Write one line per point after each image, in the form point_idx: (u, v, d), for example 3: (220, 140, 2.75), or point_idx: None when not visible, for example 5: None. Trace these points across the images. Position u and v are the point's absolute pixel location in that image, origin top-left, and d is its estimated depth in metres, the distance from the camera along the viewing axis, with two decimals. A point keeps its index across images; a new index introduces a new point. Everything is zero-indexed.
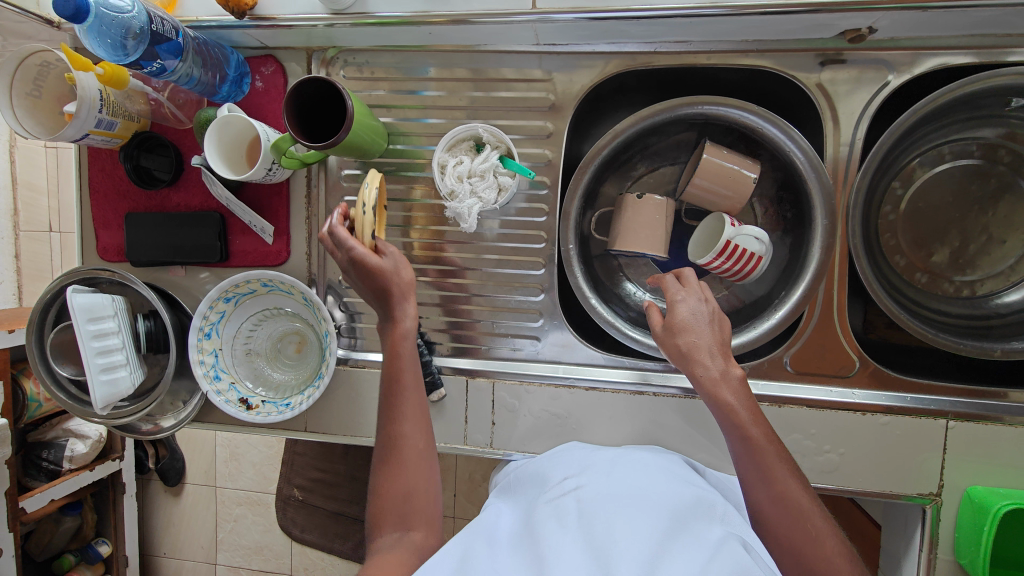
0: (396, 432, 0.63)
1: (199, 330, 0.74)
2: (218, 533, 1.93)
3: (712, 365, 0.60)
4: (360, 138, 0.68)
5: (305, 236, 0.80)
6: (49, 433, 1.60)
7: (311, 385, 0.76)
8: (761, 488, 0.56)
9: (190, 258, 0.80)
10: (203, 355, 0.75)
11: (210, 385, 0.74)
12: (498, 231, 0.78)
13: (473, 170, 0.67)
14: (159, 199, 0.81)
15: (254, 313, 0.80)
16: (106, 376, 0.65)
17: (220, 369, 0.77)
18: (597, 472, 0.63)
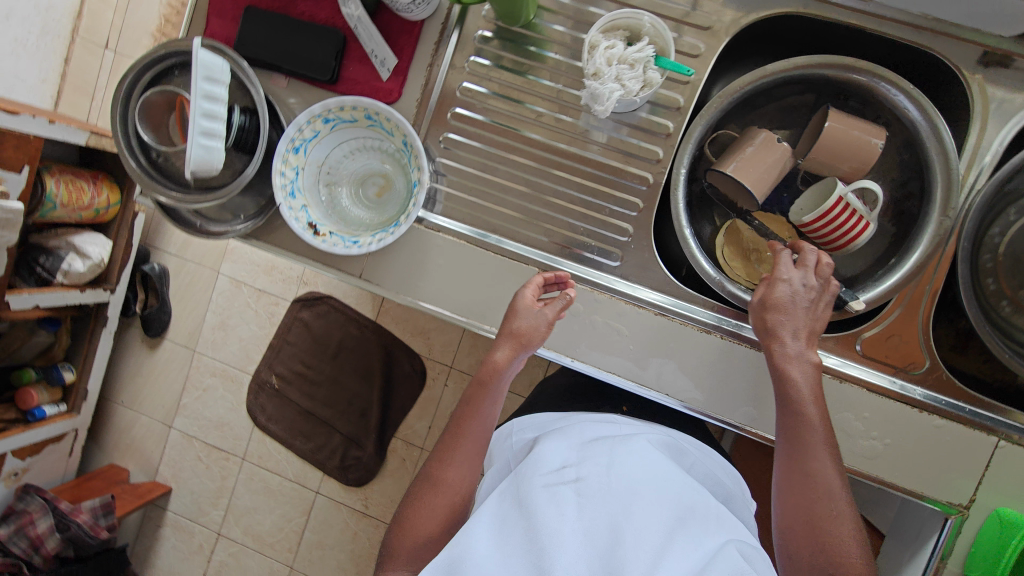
0: (439, 472, 0.74)
1: (291, 141, 0.72)
2: (183, 397, 1.90)
3: (790, 344, 0.67)
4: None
5: (422, 83, 0.77)
6: (51, 240, 1.54)
7: (385, 230, 0.75)
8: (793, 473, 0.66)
9: (299, 69, 0.77)
10: (286, 168, 0.73)
11: (285, 199, 0.72)
12: (611, 135, 0.77)
13: (625, 56, 0.66)
14: (285, 2, 0.78)
15: (347, 144, 0.78)
16: (201, 142, 0.61)
17: (297, 188, 0.75)
18: (593, 464, 0.73)
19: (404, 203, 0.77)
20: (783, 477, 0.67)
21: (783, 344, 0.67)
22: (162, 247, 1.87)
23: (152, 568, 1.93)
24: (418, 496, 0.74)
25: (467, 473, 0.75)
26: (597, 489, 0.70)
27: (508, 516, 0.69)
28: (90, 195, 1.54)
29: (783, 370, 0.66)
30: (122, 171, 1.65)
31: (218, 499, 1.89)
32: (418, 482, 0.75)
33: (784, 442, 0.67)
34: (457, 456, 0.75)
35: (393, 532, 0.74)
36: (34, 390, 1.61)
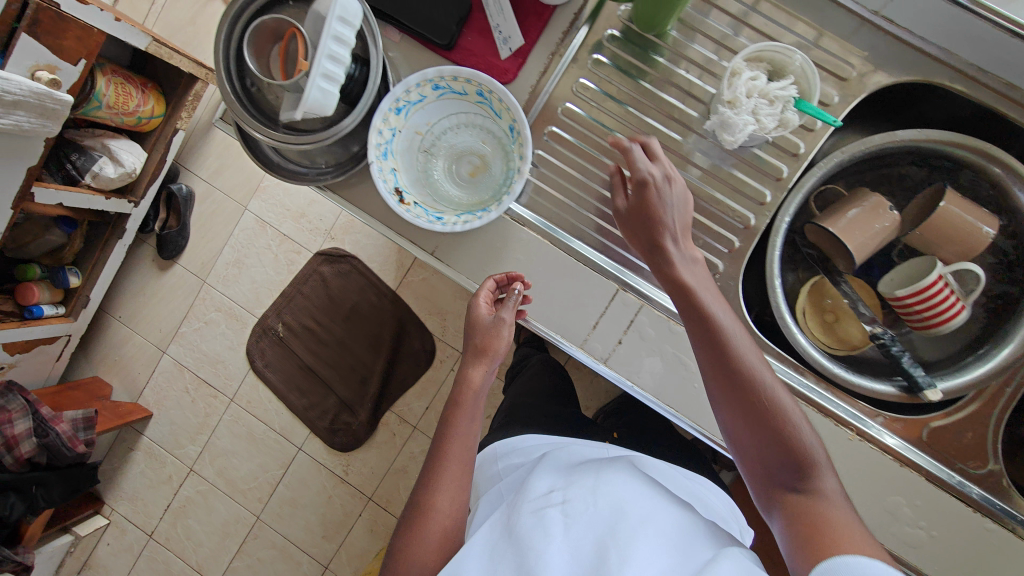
0: (428, 498, 0.74)
1: (395, 101, 0.69)
2: (183, 326, 1.85)
3: (675, 249, 0.70)
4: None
5: (540, 70, 0.74)
6: (86, 140, 1.48)
7: (472, 213, 0.72)
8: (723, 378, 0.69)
9: (416, 26, 0.72)
10: (384, 127, 0.70)
11: (376, 159, 0.70)
12: (715, 164, 0.76)
13: (767, 91, 0.63)
14: None
15: (451, 115, 0.75)
16: (319, 85, 0.58)
17: (389, 149, 0.72)
18: (580, 489, 0.76)
19: (497, 189, 0.74)
20: (718, 395, 0.71)
21: (668, 251, 0.70)
22: (193, 169, 1.81)
23: (115, 489, 1.89)
24: (411, 523, 0.74)
25: (452, 493, 0.75)
26: (584, 512, 0.73)
27: (498, 545, 0.71)
28: (136, 102, 1.49)
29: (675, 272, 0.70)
30: (173, 85, 1.59)
31: (198, 435, 1.85)
32: (410, 510, 0.75)
33: (702, 354, 0.71)
34: (446, 478, 0.75)
35: (388, 559, 0.74)
36: (36, 286, 1.56)
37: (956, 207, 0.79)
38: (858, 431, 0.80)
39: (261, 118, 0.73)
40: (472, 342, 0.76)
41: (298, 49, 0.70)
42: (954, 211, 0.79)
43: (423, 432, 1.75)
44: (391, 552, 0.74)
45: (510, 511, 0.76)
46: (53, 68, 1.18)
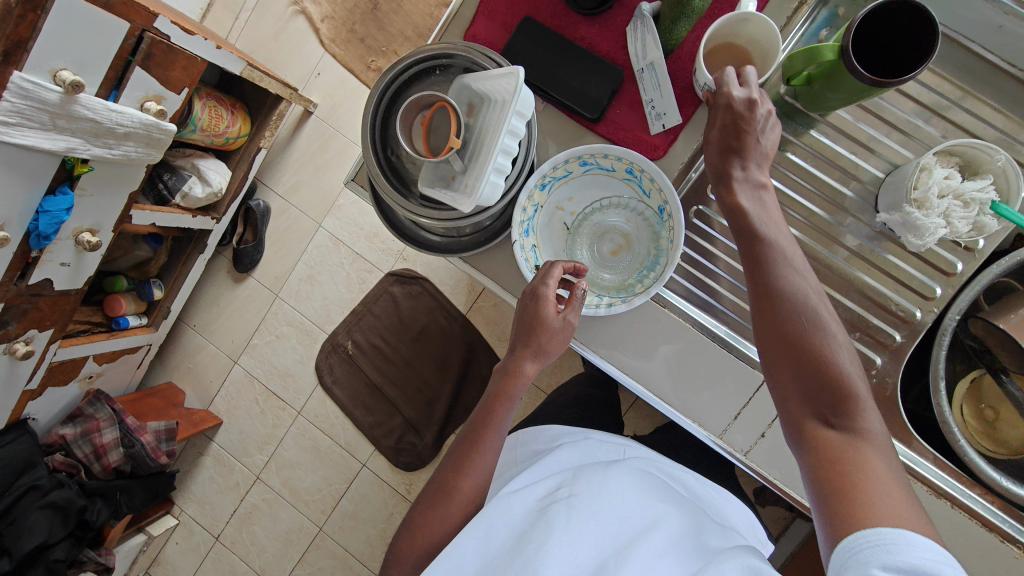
0: (454, 480, 0.77)
1: (541, 180, 0.70)
2: (254, 338, 1.88)
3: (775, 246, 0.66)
4: (851, 91, 0.61)
5: (694, 147, 0.71)
6: (178, 160, 1.51)
7: (615, 295, 0.73)
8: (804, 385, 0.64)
9: (565, 99, 0.70)
10: (529, 205, 0.71)
11: (520, 237, 0.71)
12: (862, 242, 0.77)
13: (963, 195, 0.65)
14: (567, 23, 0.71)
15: (597, 194, 0.77)
16: (493, 183, 0.57)
17: (531, 225, 0.74)
18: (588, 487, 0.77)
19: (641, 268, 0.75)
20: (794, 404, 0.65)
21: (765, 240, 0.66)
22: (270, 185, 1.84)
23: (184, 492, 1.94)
24: (433, 501, 0.77)
25: (477, 476, 0.77)
26: (588, 508, 0.74)
27: (504, 534, 0.73)
28: (227, 123, 1.50)
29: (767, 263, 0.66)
30: (259, 105, 1.61)
31: (265, 445, 1.89)
32: (433, 488, 0.79)
33: (788, 363, 0.66)
34: (474, 459, 0.77)
35: (405, 530, 0.79)
36: (123, 299, 1.61)
37: None
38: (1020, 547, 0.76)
39: (403, 188, 0.72)
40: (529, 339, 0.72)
41: (445, 123, 0.68)
42: None
43: None
44: (408, 522, 0.79)
45: (515, 499, 0.77)
46: (160, 97, 1.19)
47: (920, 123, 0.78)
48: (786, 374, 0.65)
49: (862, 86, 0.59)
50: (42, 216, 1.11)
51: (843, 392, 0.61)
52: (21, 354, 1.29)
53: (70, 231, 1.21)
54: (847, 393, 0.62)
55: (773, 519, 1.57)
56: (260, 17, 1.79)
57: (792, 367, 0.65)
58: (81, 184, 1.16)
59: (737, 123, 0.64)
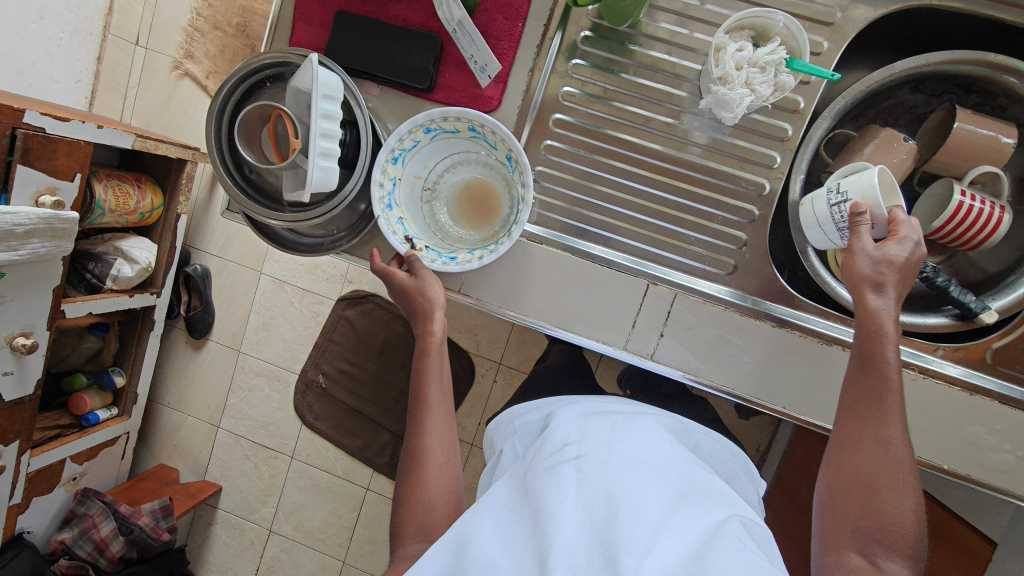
0: (419, 445, 0.86)
1: (390, 152, 0.70)
2: (229, 398, 1.90)
3: (876, 303, 0.74)
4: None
5: (524, 87, 0.76)
6: (99, 247, 1.53)
7: (485, 249, 0.73)
8: (867, 428, 0.72)
9: (395, 77, 0.74)
10: (385, 179, 0.71)
11: (383, 213, 0.71)
12: (712, 136, 0.77)
13: (756, 59, 0.63)
14: (378, 5, 0.74)
15: (451, 153, 0.77)
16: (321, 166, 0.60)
17: (393, 199, 0.74)
18: (596, 446, 0.79)
19: (506, 218, 0.75)
20: (837, 457, 0.74)
21: (873, 302, 0.74)
22: (203, 247, 1.86)
23: (203, 564, 1.95)
24: (406, 473, 0.84)
25: (432, 437, 0.86)
26: (597, 467, 0.75)
27: (514, 507, 0.74)
28: (135, 199, 1.52)
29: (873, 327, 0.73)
30: (165, 173, 1.62)
31: (268, 497, 1.90)
32: (403, 462, 0.86)
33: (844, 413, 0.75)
34: (430, 426, 0.87)
35: (396, 511, 0.83)
36: (86, 395, 1.63)
37: (967, 124, 0.82)
38: (920, 368, 0.82)
39: (267, 202, 0.74)
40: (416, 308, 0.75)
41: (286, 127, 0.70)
42: (964, 127, 0.82)
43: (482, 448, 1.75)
44: (397, 504, 0.83)
45: (528, 470, 0.79)
46: (53, 188, 1.21)
47: None
48: (845, 466, 0.72)
49: None
50: None
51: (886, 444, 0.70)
52: None
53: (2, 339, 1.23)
54: (894, 513, 0.67)
55: (762, 427, 1.60)
56: (147, 89, 1.80)
57: (848, 478, 0.71)
58: None
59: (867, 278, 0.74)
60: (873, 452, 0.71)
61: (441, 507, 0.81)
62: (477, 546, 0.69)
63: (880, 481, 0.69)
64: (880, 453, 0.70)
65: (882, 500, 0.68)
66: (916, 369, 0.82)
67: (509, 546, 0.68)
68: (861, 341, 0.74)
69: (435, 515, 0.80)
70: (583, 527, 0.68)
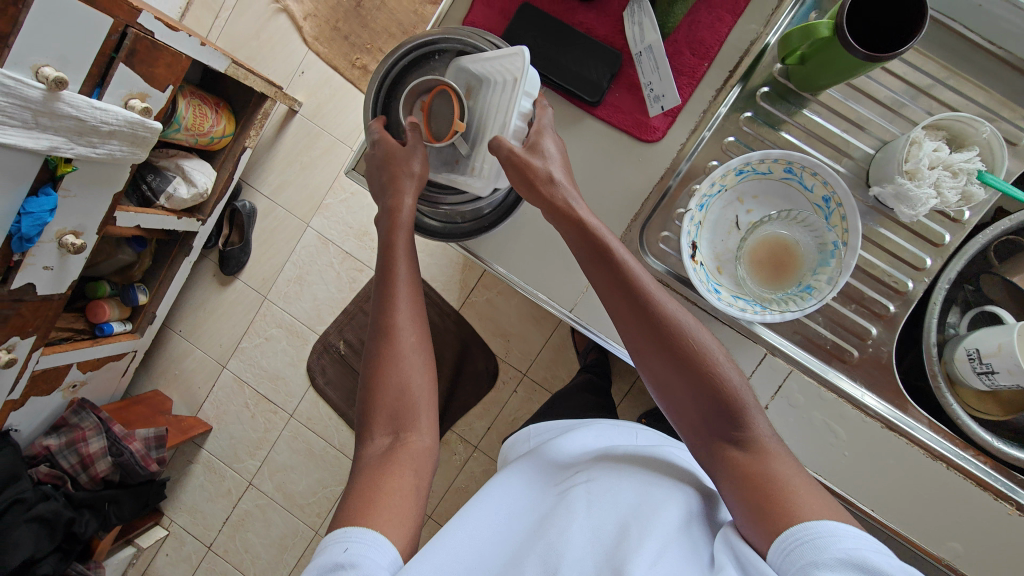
0: (390, 351, 0.76)
1: (743, 165, 0.73)
2: (243, 341, 1.85)
3: (554, 190, 0.69)
4: (846, 76, 0.66)
5: (690, 128, 0.74)
6: (160, 161, 1.49)
7: (747, 304, 0.75)
8: (631, 314, 0.69)
9: (565, 83, 0.72)
10: (719, 182, 0.74)
11: (695, 208, 0.74)
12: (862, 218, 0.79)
13: (952, 165, 0.71)
14: (565, 8, 0.73)
15: (780, 205, 0.78)
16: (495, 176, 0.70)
17: (707, 203, 0.76)
18: (605, 475, 0.77)
19: (793, 289, 0.76)
20: (643, 349, 0.70)
21: (536, 167, 0.67)
22: (256, 185, 1.82)
23: (174, 501, 1.90)
24: (372, 388, 0.76)
25: (407, 363, 0.76)
26: (604, 493, 0.74)
27: (524, 527, 0.72)
28: (211, 123, 1.48)
29: (580, 219, 0.69)
30: (244, 104, 1.58)
31: (257, 450, 1.86)
32: (366, 375, 0.77)
33: (614, 310, 0.71)
34: (407, 346, 0.77)
35: (359, 449, 0.75)
36: (107, 304, 1.57)
37: None
38: (1015, 504, 0.80)
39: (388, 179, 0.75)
40: (388, 174, 0.73)
41: (443, 111, 0.70)
42: None
43: (486, 454, 1.73)
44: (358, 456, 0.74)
45: (539, 497, 0.78)
46: (145, 95, 1.17)
47: (908, 103, 0.80)
48: (678, 382, 0.69)
49: (855, 60, 0.61)
50: (25, 217, 1.08)
51: (667, 331, 0.67)
52: (3, 363, 1.25)
53: (54, 233, 1.18)
54: (738, 404, 0.66)
55: None
56: (241, 16, 1.76)
57: (684, 385, 0.68)
58: (65, 185, 1.13)
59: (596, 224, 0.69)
60: (703, 351, 0.68)
61: (416, 438, 0.74)
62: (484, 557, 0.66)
63: (720, 384, 0.67)
64: (682, 345, 0.68)
65: (716, 391, 0.67)
66: (1014, 503, 0.80)
67: (513, 559, 0.66)
68: (572, 229, 0.70)
69: (414, 443, 0.73)
70: (590, 548, 0.66)
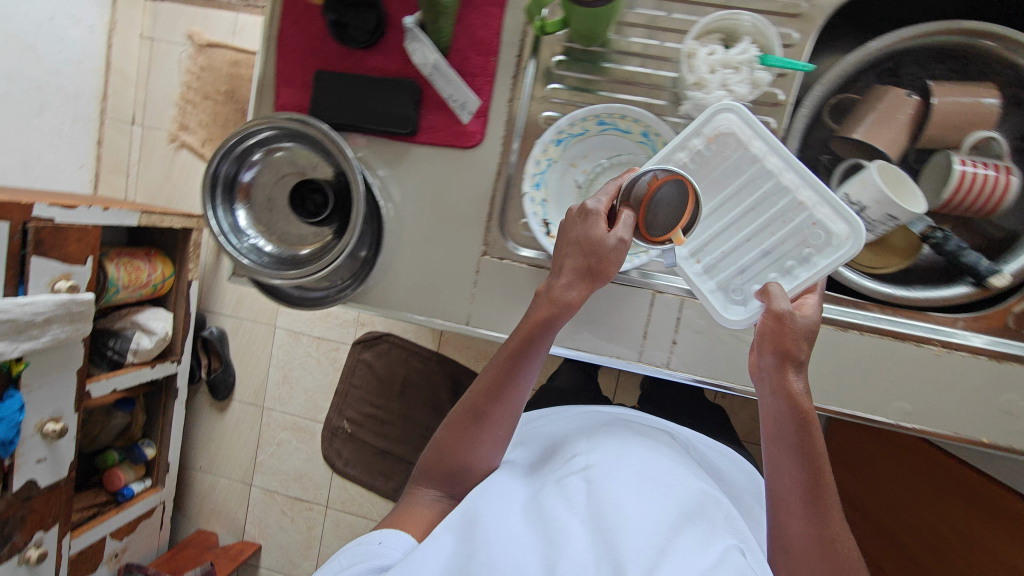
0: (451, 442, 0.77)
1: (556, 133, 0.73)
2: (259, 454, 1.90)
3: (768, 359, 0.69)
4: (614, 10, 0.66)
5: (505, 117, 0.76)
6: (117, 323, 1.57)
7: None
8: (791, 455, 0.68)
9: (380, 126, 0.76)
10: (541, 157, 0.74)
11: (530, 189, 0.74)
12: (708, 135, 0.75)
13: (729, 60, 0.71)
14: (354, 60, 0.76)
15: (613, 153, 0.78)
16: (723, 296, 0.78)
17: (541, 180, 0.76)
18: (614, 463, 0.78)
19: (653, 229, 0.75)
20: (780, 483, 0.70)
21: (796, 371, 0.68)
22: (216, 309, 1.89)
23: None
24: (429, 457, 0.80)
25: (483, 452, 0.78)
26: (616, 482, 0.75)
27: (531, 513, 0.74)
28: (147, 272, 1.56)
29: (791, 380, 0.68)
30: (173, 244, 1.66)
31: (308, 550, 1.89)
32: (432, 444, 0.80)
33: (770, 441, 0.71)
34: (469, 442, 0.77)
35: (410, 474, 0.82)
36: (119, 470, 1.65)
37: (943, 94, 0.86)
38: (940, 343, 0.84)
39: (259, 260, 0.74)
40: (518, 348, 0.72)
41: (667, 200, 0.66)
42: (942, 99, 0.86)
43: None
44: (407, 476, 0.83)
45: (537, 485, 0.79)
46: (69, 274, 1.26)
47: None
48: (795, 519, 0.68)
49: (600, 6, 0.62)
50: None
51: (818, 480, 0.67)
52: (36, 559, 1.32)
53: (34, 426, 1.26)
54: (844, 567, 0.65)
55: None
56: (147, 165, 1.86)
57: (805, 531, 0.67)
58: (25, 381, 1.21)
59: (778, 330, 0.68)
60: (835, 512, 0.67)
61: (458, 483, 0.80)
62: (488, 537, 0.68)
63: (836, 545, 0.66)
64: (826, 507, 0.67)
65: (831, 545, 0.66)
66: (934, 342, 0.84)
67: (519, 545, 0.68)
68: (779, 380, 0.69)
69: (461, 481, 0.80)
70: (593, 542, 0.67)
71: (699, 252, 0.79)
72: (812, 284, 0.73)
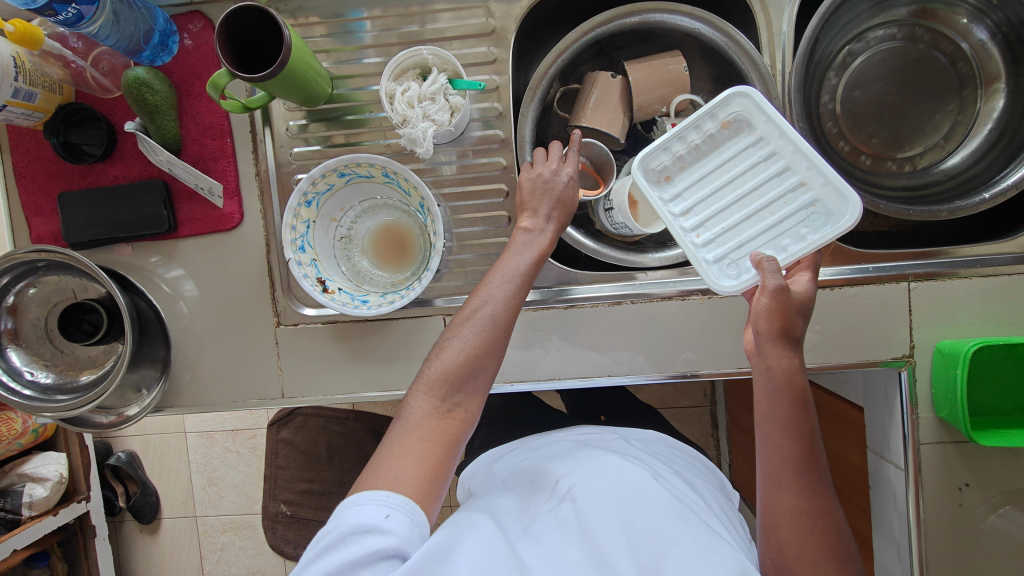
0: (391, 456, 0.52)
1: (304, 195, 0.70)
2: (205, 565, 1.82)
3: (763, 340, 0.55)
4: (312, 68, 0.67)
5: (257, 194, 0.78)
6: (4, 481, 1.49)
7: (397, 292, 0.73)
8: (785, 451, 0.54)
9: (135, 231, 0.75)
10: (298, 221, 0.70)
11: (295, 253, 0.70)
12: (457, 164, 0.78)
13: (423, 93, 0.67)
14: (95, 174, 0.76)
15: (366, 199, 0.77)
16: (718, 269, 0.63)
17: (306, 242, 0.72)
18: (597, 480, 0.59)
19: (417, 265, 0.76)
20: (783, 486, 0.54)
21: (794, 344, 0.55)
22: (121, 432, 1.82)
23: None
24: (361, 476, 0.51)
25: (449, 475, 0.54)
26: (619, 517, 0.54)
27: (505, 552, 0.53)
28: (22, 419, 1.46)
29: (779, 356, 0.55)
30: None
31: None
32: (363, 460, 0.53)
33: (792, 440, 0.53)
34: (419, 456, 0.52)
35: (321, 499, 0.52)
36: None
37: None
38: None
39: (38, 395, 0.72)
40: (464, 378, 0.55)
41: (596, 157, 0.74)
42: None
43: None
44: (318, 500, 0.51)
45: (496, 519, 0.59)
46: None
47: None
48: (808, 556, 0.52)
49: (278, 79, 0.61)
50: None
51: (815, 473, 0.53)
52: None
53: None
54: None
55: None
56: None
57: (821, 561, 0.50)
58: None
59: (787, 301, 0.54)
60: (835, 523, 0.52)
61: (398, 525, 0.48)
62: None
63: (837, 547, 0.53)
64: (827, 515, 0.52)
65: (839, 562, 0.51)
66: None
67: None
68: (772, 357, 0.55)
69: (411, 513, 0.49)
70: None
71: (699, 226, 0.65)
72: (812, 251, 0.60)
